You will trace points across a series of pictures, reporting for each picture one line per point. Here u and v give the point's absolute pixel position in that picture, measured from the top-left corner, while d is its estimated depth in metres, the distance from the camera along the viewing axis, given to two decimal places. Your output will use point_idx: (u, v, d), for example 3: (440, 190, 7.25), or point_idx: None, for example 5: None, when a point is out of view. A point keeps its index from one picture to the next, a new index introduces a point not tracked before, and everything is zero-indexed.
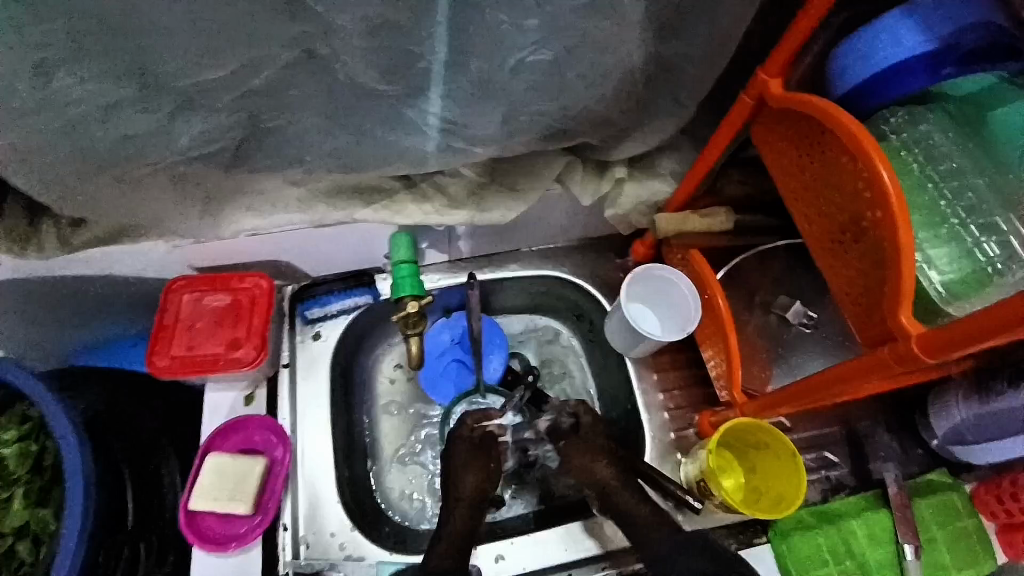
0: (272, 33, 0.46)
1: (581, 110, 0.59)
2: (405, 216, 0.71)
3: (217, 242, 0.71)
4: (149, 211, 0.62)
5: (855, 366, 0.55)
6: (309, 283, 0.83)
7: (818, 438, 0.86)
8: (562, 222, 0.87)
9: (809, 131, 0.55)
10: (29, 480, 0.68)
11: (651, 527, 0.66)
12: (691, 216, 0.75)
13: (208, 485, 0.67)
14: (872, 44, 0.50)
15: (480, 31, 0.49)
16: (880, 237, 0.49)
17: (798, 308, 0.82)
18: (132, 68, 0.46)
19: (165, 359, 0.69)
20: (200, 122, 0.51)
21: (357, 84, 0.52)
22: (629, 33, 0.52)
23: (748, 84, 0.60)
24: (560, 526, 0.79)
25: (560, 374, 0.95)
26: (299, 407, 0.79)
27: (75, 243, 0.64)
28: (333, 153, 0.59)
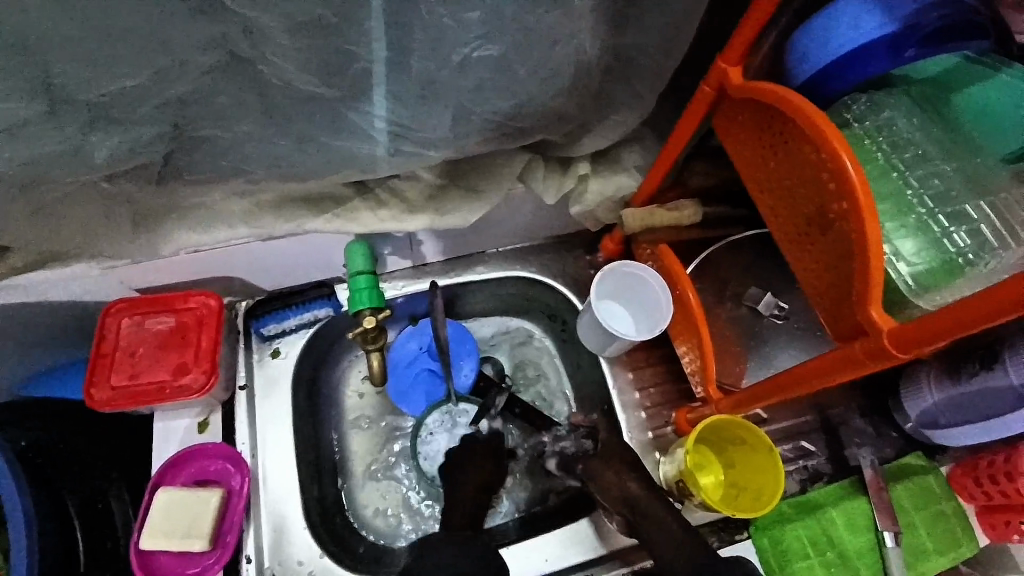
0: (189, 37, 0.42)
1: (536, 107, 0.56)
2: (359, 224, 0.67)
3: (156, 261, 0.66)
4: (74, 233, 0.57)
5: (827, 360, 0.54)
6: (265, 300, 0.79)
7: (793, 427, 0.87)
8: (527, 222, 0.84)
9: (771, 122, 0.53)
10: None
11: (651, 523, 0.67)
12: (658, 211, 0.73)
13: (158, 523, 0.63)
14: (830, 28, 0.49)
15: (421, 28, 0.45)
16: (846, 231, 0.48)
17: (769, 299, 0.81)
18: (27, 81, 0.41)
19: (105, 391, 0.64)
20: (116, 136, 0.47)
21: (291, 88, 0.48)
22: (580, 24, 0.49)
23: (708, 73, 0.58)
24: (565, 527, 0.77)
25: (534, 376, 0.92)
26: (261, 428, 0.75)
27: (2, 270, 0.60)
28: (274, 162, 0.55)
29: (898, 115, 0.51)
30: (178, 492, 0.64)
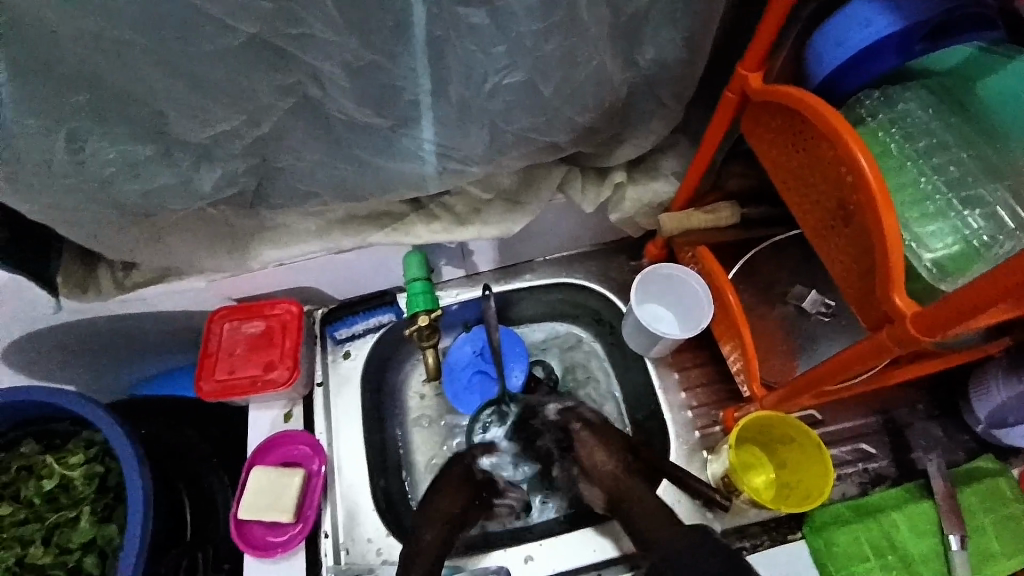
0: (270, 86, 0.51)
1: (564, 121, 0.62)
2: (414, 236, 0.76)
3: (249, 274, 0.77)
4: (187, 252, 0.69)
5: (859, 350, 0.55)
6: (338, 307, 0.89)
7: (849, 431, 0.82)
8: (571, 230, 0.90)
9: (789, 122, 0.55)
10: (95, 499, 0.71)
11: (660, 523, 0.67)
12: (694, 214, 0.76)
13: (252, 497, 0.73)
14: (843, 29, 0.51)
15: (456, 60, 0.52)
16: (864, 221, 0.49)
17: (815, 296, 0.81)
18: (153, 130, 0.52)
19: (211, 384, 0.76)
20: (219, 169, 0.57)
21: (351, 120, 0.57)
22: (597, 47, 0.55)
23: (729, 81, 0.61)
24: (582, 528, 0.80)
25: (584, 378, 0.95)
26: (334, 422, 0.84)
27: (128, 284, 0.73)
28: (338, 184, 0.64)
29: (914, 106, 0.53)
30: (267, 472, 0.74)
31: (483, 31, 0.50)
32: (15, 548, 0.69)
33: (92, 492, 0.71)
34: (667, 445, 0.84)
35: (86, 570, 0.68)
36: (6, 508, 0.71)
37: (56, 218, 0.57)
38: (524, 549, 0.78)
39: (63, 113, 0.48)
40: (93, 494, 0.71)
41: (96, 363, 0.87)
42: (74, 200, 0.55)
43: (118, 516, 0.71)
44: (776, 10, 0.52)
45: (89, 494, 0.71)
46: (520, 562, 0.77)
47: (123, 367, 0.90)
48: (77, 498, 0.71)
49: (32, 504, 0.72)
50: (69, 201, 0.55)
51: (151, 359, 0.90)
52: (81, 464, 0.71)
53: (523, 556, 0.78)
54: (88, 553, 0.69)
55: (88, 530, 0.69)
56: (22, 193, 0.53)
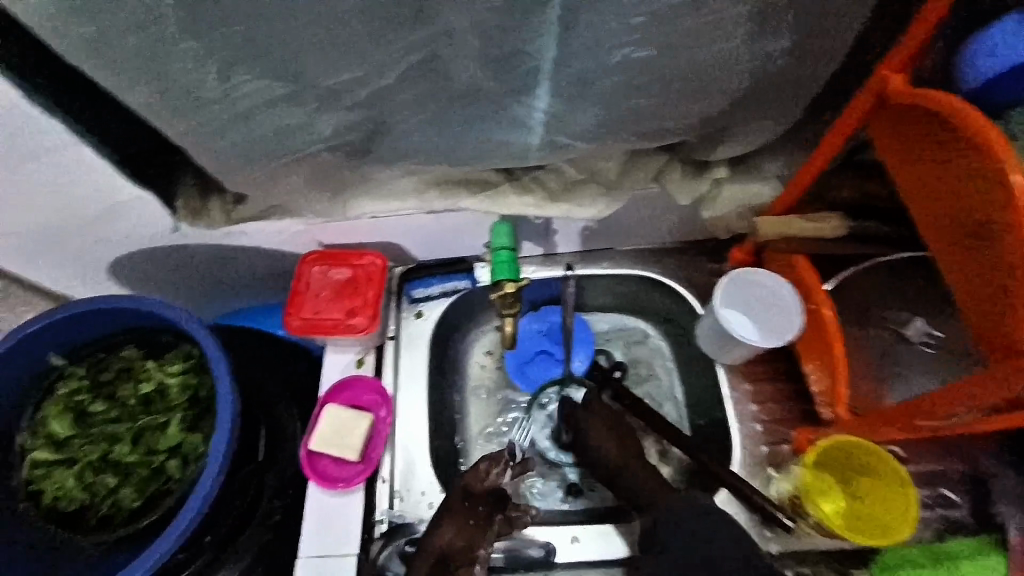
0: (404, 40, 0.52)
1: (682, 106, 0.61)
2: (507, 207, 0.76)
3: (344, 224, 0.80)
4: (294, 194, 0.72)
5: (977, 383, 0.51)
6: (416, 267, 0.91)
7: (935, 474, 0.78)
8: (658, 223, 0.87)
9: (931, 131, 0.52)
10: (185, 409, 0.77)
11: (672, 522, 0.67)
12: (796, 220, 0.73)
13: (325, 433, 0.77)
14: (997, 41, 0.49)
15: (587, 31, 0.52)
16: (1007, 245, 0.46)
17: (920, 325, 0.75)
18: (291, 72, 0.54)
19: (298, 320, 0.80)
20: (341, 116, 0.60)
21: (470, 83, 0.57)
22: (732, 31, 0.53)
23: (865, 83, 0.58)
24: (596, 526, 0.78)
25: (646, 375, 0.93)
26: (400, 376, 0.86)
27: (235, 217, 0.77)
28: (443, 146, 0.65)
29: None
30: (340, 411, 0.78)
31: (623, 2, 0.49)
32: (104, 445, 0.76)
33: (185, 401, 0.77)
34: (730, 454, 0.81)
35: (168, 471, 0.73)
36: (103, 405, 0.77)
37: (189, 141, 0.61)
38: (571, 529, 0.78)
39: (217, 46, 0.51)
40: (185, 403, 0.77)
41: (193, 288, 0.93)
42: (208, 127, 0.59)
43: (203, 427, 0.76)
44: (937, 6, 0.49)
45: (181, 403, 0.77)
46: (566, 541, 0.77)
47: (213, 295, 0.96)
48: (171, 405, 0.77)
49: (128, 404, 0.78)
50: (204, 127, 0.59)
51: (241, 293, 0.96)
52: (178, 373, 0.77)
53: (570, 535, 0.77)
54: (172, 456, 0.74)
55: (176, 436, 0.75)
56: (169, 113, 0.57)
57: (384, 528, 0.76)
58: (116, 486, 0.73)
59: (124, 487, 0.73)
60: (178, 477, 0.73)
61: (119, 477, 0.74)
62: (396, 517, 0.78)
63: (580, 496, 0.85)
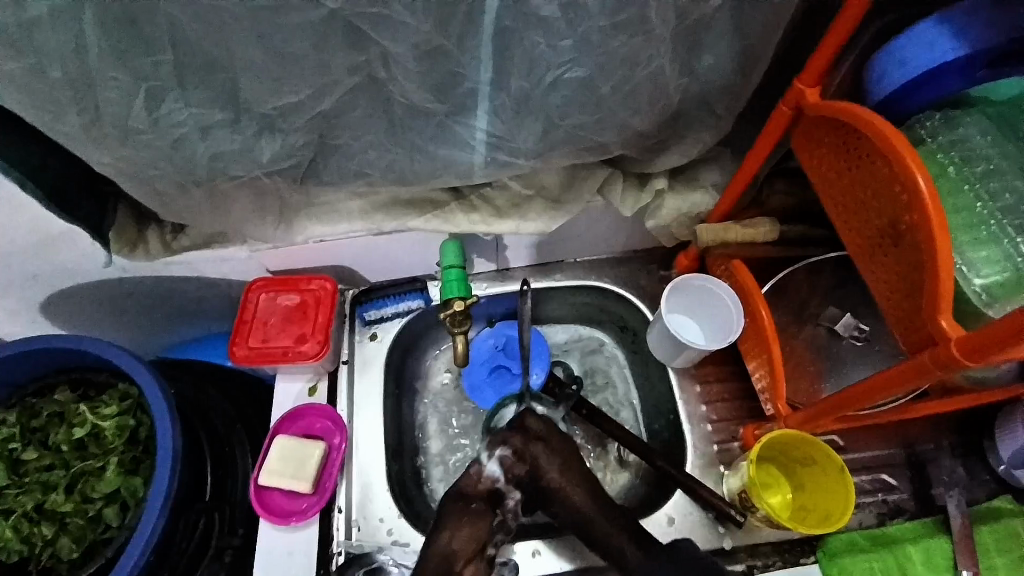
0: (341, 63, 0.52)
1: (617, 122, 0.63)
2: (455, 225, 0.76)
3: (290, 248, 0.79)
4: (236, 220, 0.70)
5: (897, 374, 0.55)
6: (368, 290, 0.89)
7: (878, 460, 0.81)
8: (606, 235, 0.90)
9: (844, 139, 0.56)
10: (124, 451, 0.72)
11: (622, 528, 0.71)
12: (733, 226, 0.75)
13: (274, 465, 0.75)
14: (908, 51, 0.52)
15: (521, 52, 0.54)
16: (914, 241, 0.50)
17: (849, 320, 0.81)
18: (225, 98, 0.54)
19: (244, 349, 0.77)
20: (280, 140, 0.59)
21: (410, 104, 0.58)
22: (659, 51, 0.56)
23: (783, 96, 0.62)
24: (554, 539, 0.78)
25: (603, 383, 0.95)
26: (356, 399, 0.85)
27: (175, 247, 0.74)
28: (388, 167, 0.65)
29: (971, 131, 0.54)
30: (291, 442, 0.76)
31: (552, 23, 0.51)
32: (37, 494, 0.70)
33: (122, 444, 0.72)
34: (683, 454, 0.84)
35: (106, 519, 0.69)
36: (36, 453, 0.72)
37: (120, 169, 0.59)
38: (532, 542, 0.78)
39: (144, 72, 0.50)
40: (123, 445, 0.72)
41: (132, 323, 0.89)
42: (139, 154, 0.57)
43: (144, 469, 0.72)
44: (845, 22, 0.53)
45: (119, 445, 0.72)
46: (528, 554, 0.77)
47: (156, 328, 0.92)
48: (107, 448, 0.72)
49: (61, 450, 0.73)
50: (134, 154, 0.57)
51: (185, 324, 0.93)
52: (114, 415, 0.72)
53: (531, 549, 0.77)
54: (110, 503, 0.70)
55: (113, 481, 0.70)
56: (99, 142, 0.55)
57: (342, 560, 0.74)
58: (53, 536, 0.69)
59: (61, 537, 0.68)
60: (116, 525, 0.69)
61: (56, 527, 0.69)
62: (354, 547, 0.75)
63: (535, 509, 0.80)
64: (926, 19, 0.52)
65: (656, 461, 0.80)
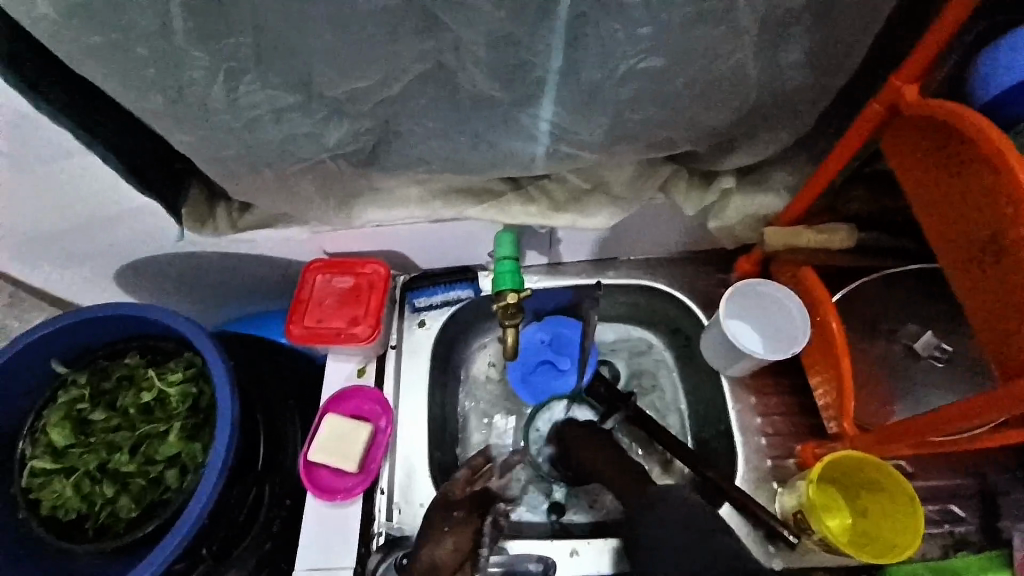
0: (411, 48, 0.52)
1: (689, 116, 0.61)
2: (511, 216, 0.75)
3: (347, 231, 0.80)
4: (298, 202, 0.71)
5: (988, 402, 0.50)
6: (419, 275, 0.90)
7: (947, 490, 0.75)
8: (664, 234, 0.87)
9: (943, 142, 0.51)
10: (186, 417, 0.76)
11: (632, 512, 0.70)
12: (805, 232, 0.71)
13: (324, 442, 0.76)
14: (1014, 53, 0.49)
15: (595, 40, 0.51)
16: (1020, 258, 0.45)
17: (929, 338, 0.75)
18: (297, 81, 0.54)
19: (299, 328, 0.79)
20: (346, 124, 0.59)
21: (476, 92, 0.57)
22: (743, 41, 0.53)
23: (877, 93, 0.57)
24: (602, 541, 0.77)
25: (650, 387, 0.92)
26: (402, 385, 0.85)
27: (241, 225, 0.76)
28: (449, 155, 0.65)
29: None
30: (341, 421, 0.78)
31: (631, 11, 0.49)
32: (102, 453, 0.74)
33: (185, 410, 0.76)
34: (733, 467, 0.80)
35: (168, 481, 0.73)
36: (103, 414, 0.76)
37: (194, 146, 0.60)
38: (571, 542, 0.77)
39: (223, 53, 0.51)
40: (186, 411, 0.76)
41: (195, 295, 0.93)
42: (212, 134, 0.58)
43: (203, 436, 0.75)
44: (955, 14, 0.48)
45: (182, 411, 0.76)
46: (566, 554, 0.76)
47: (217, 302, 0.96)
48: (171, 413, 0.76)
49: (128, 412, 0.77)
50: (208, 134, 0.58)
51: (244, 299, 0.96)
52: (179, 382, 0.76)
53: (569, 548, 0.76)
54: (171, 466, 0.74)
55: (175, 445, 0.74)
56: (175, 121, 0.57)
57: (382, 541, 0.75)
58: (114, 495, 0.73)
59: (122, 497, 0.72)
60: (176, 487, 0.72)
61: (117, 487, 0.73)
62: (394, 530, 0.76)
63: (563, 513, 0.85)
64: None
65: (705, 471, 0.76)
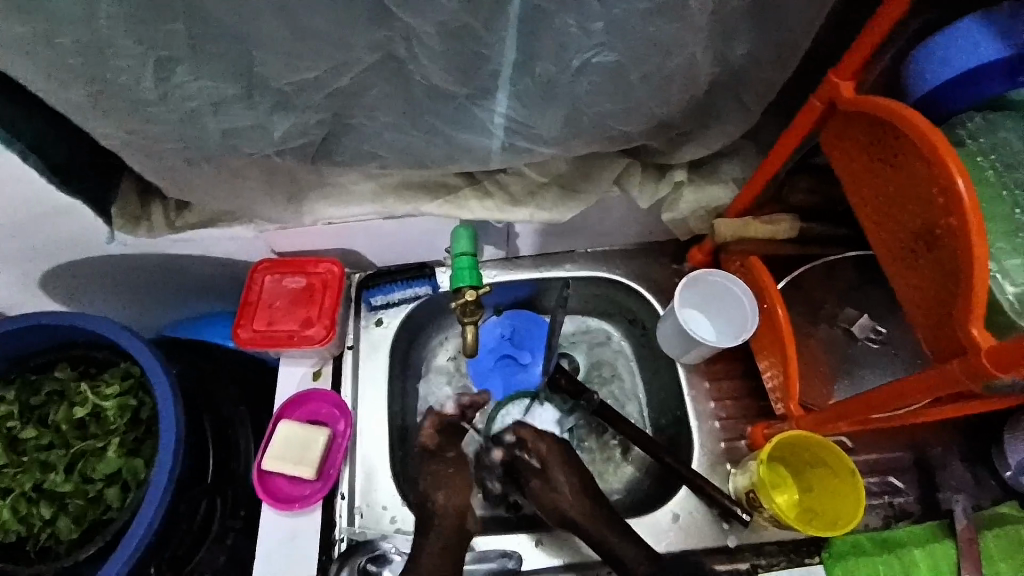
0: (361, 39, 0.50)
1: (644, 111, 0.61)
2: (467, 212, 0.74)
3: (298, 229, 0.77)
4: (244, 199, 0.68)
5: (923, 381, 0.53)
6: (376, 273, 0.87)
7: (883, 462, 0.80)
8: (620, 225, 0.88)
9: (876, 135, 0.54)
10: (126, 431, 0.71)
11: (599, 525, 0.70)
12: (753, 223, 0.74)
13: (279, 450, 0.74)
14: (949, 48, 0.51)
15: (552, 32, 0.51)
16: (948, 247, 0.48)
17: (865, 322, 0.80)
18: (239, 71, 0.51)
19: (249, 332, 0.76)
20: (293, 118, 0.56)
21: (430, 85, 0.56)
22: (694, 37, 0.54)
23: (816, 89, 0.60)
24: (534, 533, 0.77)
25: (609, 376, 0.94)
26: (360, 385, 0.83)
27: (179, 225, 0.71)
28: (404, 149, 0.63)
29: (1011, 136, 0.53)
30: (297, 427, 0.75)
31: (586, 5, 0.49)
32: (36, 473, 0.69)
33: (124, 424, 0.71)
34: (690, 451, 0.82)
35: (108, 500, 0.68)
36: (34, 431, 0.71)
37: (124, 140, 0.56)
38: (535, 533, 0.77)
39: (153, 41, 0.48)
40: (125, 425, 0.72)
41: (133, 299, 0.87)
42: (144, 127, 0.55)
43: (145, 450, 0.71)
44: (888, 17, 0.51)
45: (121, 425, 0.71)
46: (531, 545, 0.76)
47: (157, 305, 0.91)
48: (109, 428, 0.71)
49: (60, 429, 0.72)
50: (139, 126, 0.54)
51: (188, 302, 0.91)
52: (117, 395, 0.71)
53: (534, 539, 0.76)
54: (111, 484, 0.69)
55: (114, 462, 0.69)
56: (103, 114, 0.53)
57: (344, 547, 0.73)
58: (52, 516, 0.68)
59: (61, 518, 0.67)
60: (118, 506, 0.68)
61: (55, 507, 0.68)
62: (357, 535, 0.75)
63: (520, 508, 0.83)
64: (969, 17, 0.51)
65: (663, 456, 0.78)
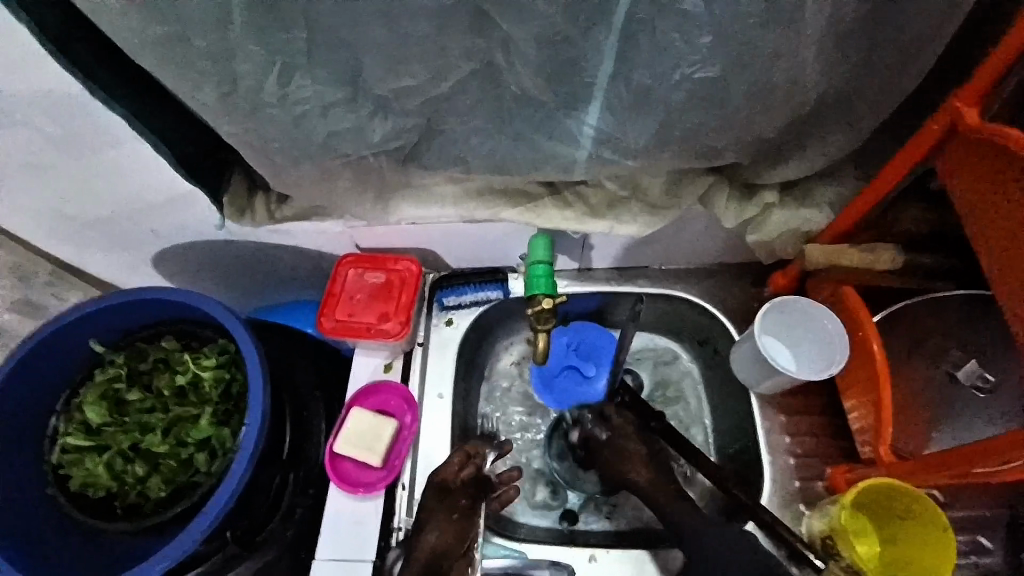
0: (465, 49, 0.52)
1: (741, 125, 0.59)
2: (545, 220, 0.74)
3: (382, 227, 0.80)
4: (338, 196, 0.72)
5: None
6: (450, 274, 0.90)
7: (978, 521, 0.73)
8: (699, 244, 0.85)
9: (1006, 165, 0.49)
10: (217, 403, 0.77)
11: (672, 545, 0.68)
12: (850, 250, 0.69)
13: (349, 435, 0.77)
14: None
15: (652, 45, 0.51)
16: None
17: (972, 368, 0.73)
18: (349, 75, 0.54)
19: (331, 320, 0.80)
20: (392, 122, 0.59)
21: (525, 94, 0.57)
22: (803, 52, 0.52)
23: (935, 113, 0.55)
24: (588, 549, 0.76)
25: (674, 397, 0.91)
26: (428, 382, 0.86)
27: (278, 216, 0.75)
28: (492, 156, 0.64)
29: None
30: (365, 416, 0.78)
31: (692, 17, 0.48)
32: (135, 434, 0.76)
33: (217, 396, 0.77)
34: (759, 486, 0.78)
35: (197, 464, 0.74)
36: (138, 395, 0.77)
37: (241, 136, 0.61)
38: (588, 548, 0.76)
39: (277, 46, 0.51)
40: (217, 397, 0.77)
41: (230, 283, 0.95)
42: (260, 125, 0.59)
43: (232, 422, 0.77)
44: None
45: (213, 397, 0.77)
46: (583, 560, 0.75)
47: (249, 290, 0.97)
48: (204, 398, 0.77)
49: (162, 394, 0.78)
50: (256, 125, 0.59)
51: (276, 290, 0.97)
52: (212, 367, 0.77)
53: (587, 554, 0.76)
54: (201, 450, 0.75)
55: (206, 429, 0.75)
56: (227, 112, 0.58)
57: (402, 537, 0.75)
58: (144, 475, 0.74)
59: (153, 477, 0.73)
60: (206, 470, 0.74)
61: (149, 467, 0.74)
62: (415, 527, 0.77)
63: (575, 521, 0.85)
64: None
65: (730, 489, 0.74)
